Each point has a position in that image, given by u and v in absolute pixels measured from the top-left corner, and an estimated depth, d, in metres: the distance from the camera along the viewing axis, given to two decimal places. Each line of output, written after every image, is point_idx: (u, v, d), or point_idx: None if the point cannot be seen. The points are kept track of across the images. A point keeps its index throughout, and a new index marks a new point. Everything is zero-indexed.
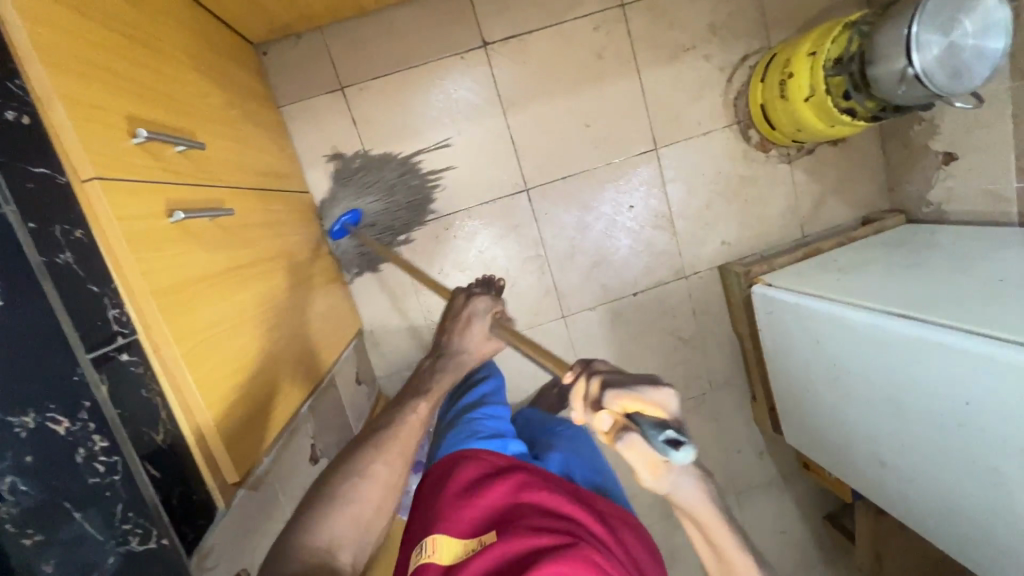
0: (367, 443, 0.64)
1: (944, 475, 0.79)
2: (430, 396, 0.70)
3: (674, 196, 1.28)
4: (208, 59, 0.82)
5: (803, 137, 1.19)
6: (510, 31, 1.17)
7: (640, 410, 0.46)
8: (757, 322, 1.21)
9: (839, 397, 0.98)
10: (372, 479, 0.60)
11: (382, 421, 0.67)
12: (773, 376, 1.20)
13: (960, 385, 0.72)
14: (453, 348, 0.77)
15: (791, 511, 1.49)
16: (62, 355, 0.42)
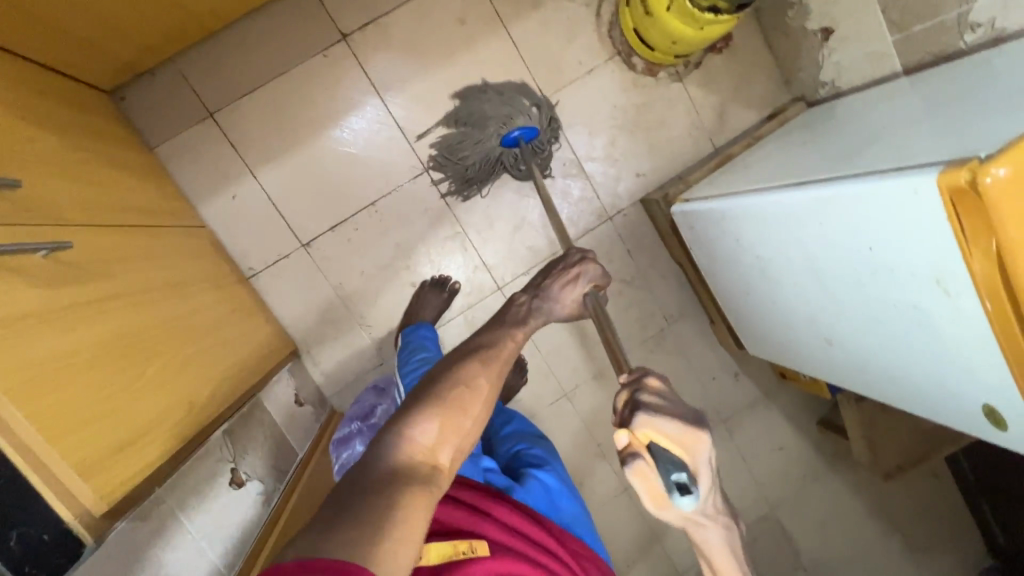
0: (471, 355, 0.60)
1: (878, 330, 0.78)
2: (523, 328, 0.68)
3: (577, 141, 1.26)
4: (32, 106, 0.78)
5: (682, 50, 1.17)
6: (366, 18, 1.16)
7: (665, 444, 0.52)
8: (685, 242, 1.19)
9: (770, 290, 0.96)
10: (476, 391, 0.57)
11: (486, 338, 0.64)
12: (715, 292, 1.17)
13: (861, 232, 0.71)
14: (552, 298, 0.74)
15: (783, 425, 1.46)
16: None
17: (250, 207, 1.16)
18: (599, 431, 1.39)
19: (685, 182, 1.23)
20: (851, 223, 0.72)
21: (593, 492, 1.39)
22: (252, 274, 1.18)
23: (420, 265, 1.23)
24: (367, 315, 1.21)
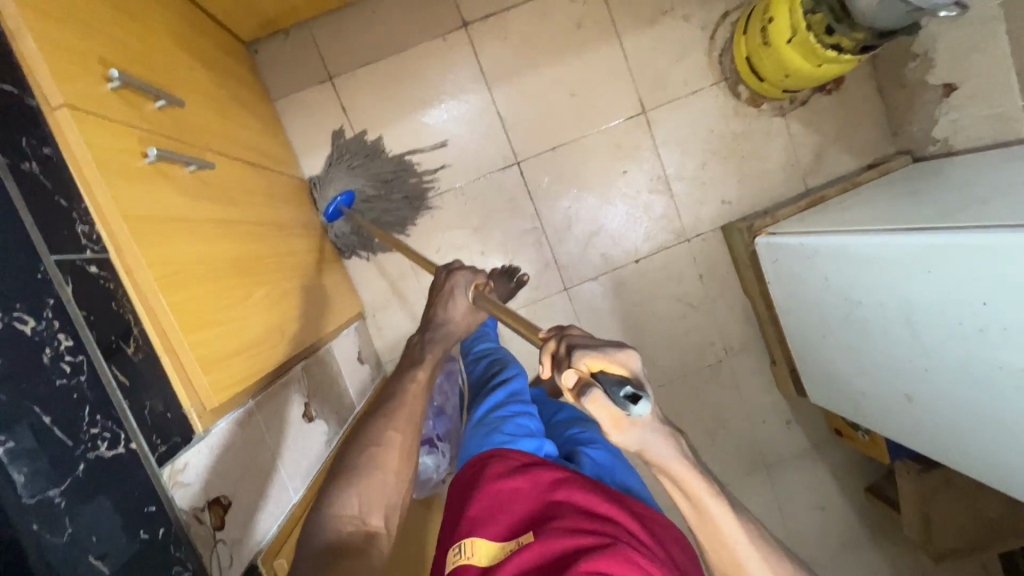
0: (372, 418, 0.61)
1: (974, 392, 0.75)
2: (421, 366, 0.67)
3: (668, 158, 1.27)
4: (192, 41, 0.86)
5: (793, 85, 1.17)
6: (488, 10, 1.21)
7: (603, 367, 0.41)
8: (763, 274, 1.17)
9: (852, 336, 0.94)
10: (388, 446, 0.58)
11: (386, 392, 0.65)
12: (785, 331, 1.15)
13: (975, 286, 0.69)
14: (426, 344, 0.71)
15: (829, 485, 1.40)
16: (26, 253, 0.44)
17: None
18: (637, 450, 1.36)
19: (772, 216, 1.22)
20: (967, 278, 0.70)
21: None
22: None
23: (494, 252, 1.25)
24: None
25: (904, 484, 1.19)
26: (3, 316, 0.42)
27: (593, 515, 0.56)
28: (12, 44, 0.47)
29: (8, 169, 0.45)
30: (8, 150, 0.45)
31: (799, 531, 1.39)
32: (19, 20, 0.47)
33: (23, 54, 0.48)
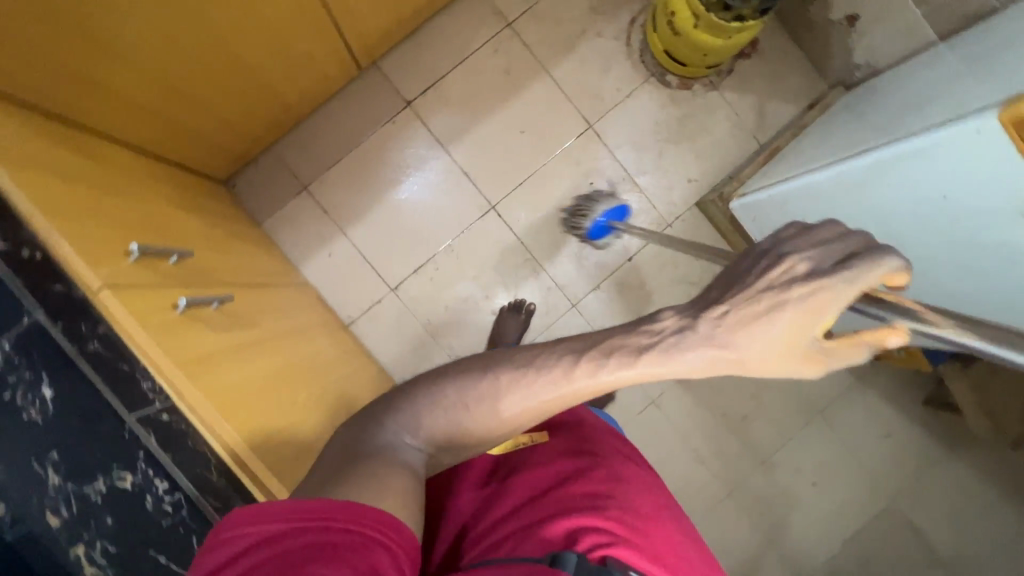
0: (491, 372, 0.49)
1: (981, 281, 0.77)
2: (595, 374, 0.45)
3: (627, 159, 1.35)
4: (182, 198, 0.96)
5: (713, 60, 1.26)
6: (426, 84, 1.32)
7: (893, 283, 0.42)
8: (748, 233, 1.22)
9: None
10: (485, 407, 0.49)
11: (533, 376, 0.47)
12: None
13: (939, 180, 0.74)
14: (730, 307, 0.42)
15: (885, 409, 1.41)
16: (111, 421, 0.55)
17: (344, 262, 1.31)
18: (692, 437, 1.39)
19: (737, 179, 1.29)
20: (932, 173, 0.74)
21: (695, 498, 1.37)
22: (351, 322, 1.30)
23: (499, 293, 1.32)
24: (455, 345, 1.31)
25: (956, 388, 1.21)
26: (106, 481, 0.55)
27: (603, 436, 0.65)
28: (51, 249, 0.55)
29: (80, 355, 0.55)
30: (73, 338, 0.55)
31: (874, 463, 1.40)
32: (52, 228, 0.55)
33: (61, 255, 0.55)
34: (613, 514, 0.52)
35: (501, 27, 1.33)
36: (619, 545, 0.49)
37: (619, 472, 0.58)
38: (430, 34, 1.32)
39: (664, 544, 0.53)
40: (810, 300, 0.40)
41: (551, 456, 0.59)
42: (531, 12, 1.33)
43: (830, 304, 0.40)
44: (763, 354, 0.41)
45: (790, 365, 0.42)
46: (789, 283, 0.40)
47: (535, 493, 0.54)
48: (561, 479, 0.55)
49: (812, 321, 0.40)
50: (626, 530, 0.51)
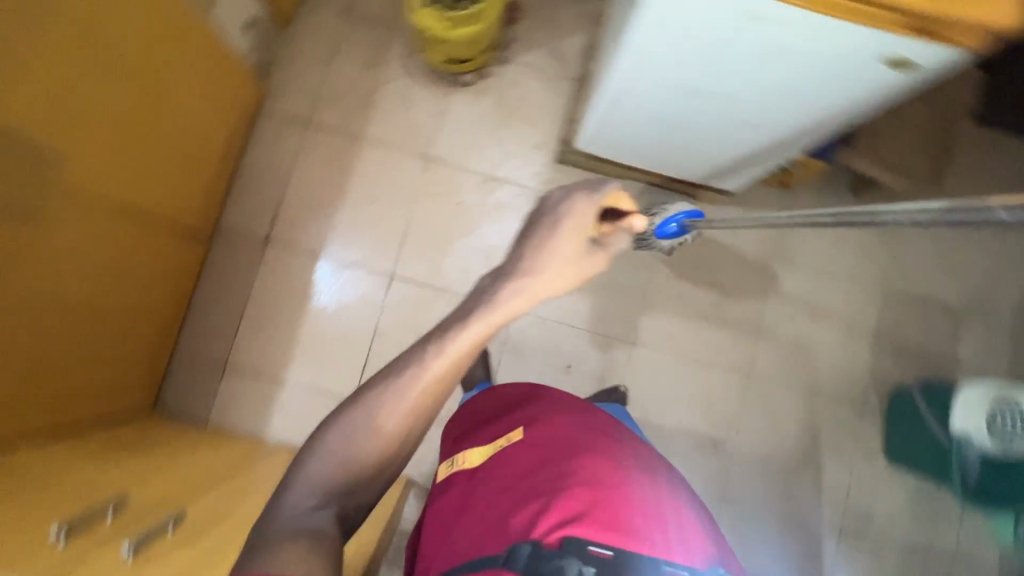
0: (368, 402, 0.71)
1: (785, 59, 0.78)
2: (438, 356, 0.72)
3: (476, 164, 1.40)
4: (108, 453, 0.96)
5: (486, 42, 1.32)
6: (272, 214, 1.36)
7: (617, 200, 0.80)
8: (614, 147, 1.26)
9: (697, 115, 0.99)
10: (371, 431, 0.70)
11: (395, 387, 0.72)
12: (675, 158, 1.21)
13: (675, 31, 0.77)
14: (517, 260, 0.76)
15: (825, 220, 1.45)
16: None
17: (299, 405, 1.31)
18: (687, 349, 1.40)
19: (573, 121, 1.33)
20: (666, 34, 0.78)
21: (723, 398, 1.38)
22: None
23: None
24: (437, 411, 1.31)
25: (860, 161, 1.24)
26: None
27: (576, 429, 0.79)
28: None
29: None
30: None
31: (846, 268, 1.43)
32: None
33: None
34: (572, 502, 0.67)
35: (304, 128, 1.38)
36: (575, 527, 0.64)
37: (582, 465, 0.72)
38: (248, 173, 1.36)
39: (624, 515, 0.67)
40: (573, 217, 0.77)
41: (525, 458, 0.74)
42: (321, 101, 1.39)
43: (589, 211, 0.77)
44: (565, 265, 0.75)
45: (583, 265, 0.77)
46: (563, 211, 0.77)
47: (509, 495, 0.70)
48: (531, 481, 0.71)
49: (579, 228, 0.77)
50: (584, 513, 0.66)
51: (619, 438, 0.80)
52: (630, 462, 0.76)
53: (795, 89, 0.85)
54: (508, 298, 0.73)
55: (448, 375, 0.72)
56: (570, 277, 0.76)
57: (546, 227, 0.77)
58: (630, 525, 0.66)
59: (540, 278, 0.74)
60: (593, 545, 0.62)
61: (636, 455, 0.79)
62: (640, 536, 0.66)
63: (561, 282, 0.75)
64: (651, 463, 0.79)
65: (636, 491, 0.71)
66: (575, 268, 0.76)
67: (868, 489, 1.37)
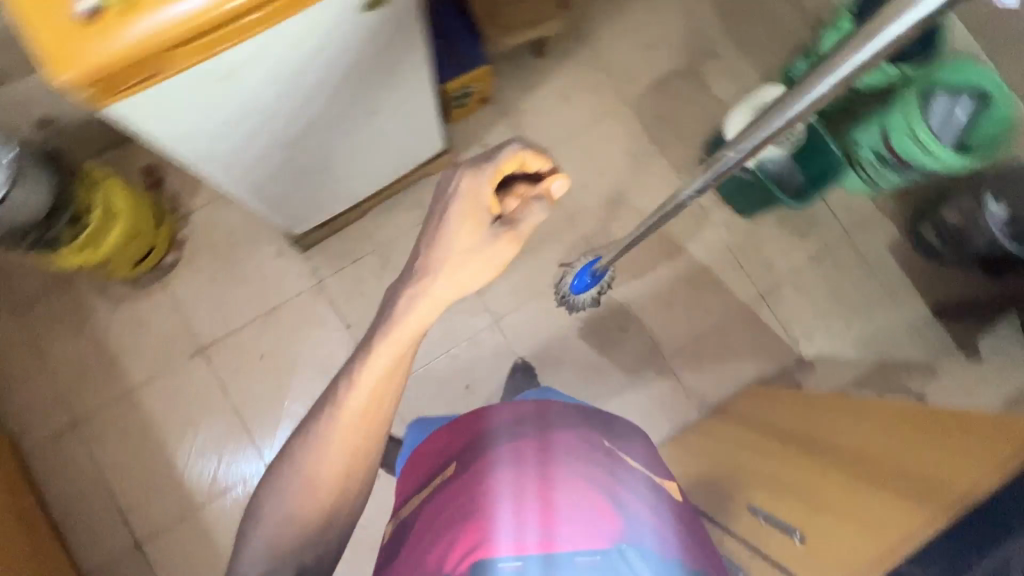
0: (276, 478, 0.72)
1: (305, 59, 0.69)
2: (329, 415, 0.72)
3: (245, 313, 1.33)
4: None
5: (150, 225, 1.25)
6: (124, 518, 1.25)
7: (521, 162, 0.72)
8: (318, 205, 1.17)
9: (324, 139, 0.91)
10: (288, 506, 0.70)
11: (303, 452, 0.72)
12: (366, 169, 1.13)
13: (188, 124, 0.68)
14: (413, 271, 0.74)
15: (539, 95, 1.46)
16: None
17: None
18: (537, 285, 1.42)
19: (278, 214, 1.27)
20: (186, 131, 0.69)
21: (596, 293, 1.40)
22: None
23: None
24: None
25: (496, 31, 1.26)
26: None
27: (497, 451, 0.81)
28: None
29: None
30: None
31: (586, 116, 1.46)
32: None
33: None
34: (472, 531, 0.70)
35: (79, 428, 1.27)
36: (477, 551, 0.67)
37: (483, 486, 0.76)
38: (68, 500, 1.24)
39: (519, 520, 0.71)
40: (467, 194, 0.72)
41: (441, 498, 0.79)
42: (71, 392, 1.28)
43: (481, 185, 0.72)
44: (464, 270, 0.74)
45: (494, 247, 0.74)
46: (452, 194, 0.73)
47: (428, 535, 0.74)
48: (444, 518, 0.75)
49: (475, 210, 0.73)
50: (485, 535, 0.69)
51: (523, 437, 0.84)
52: (529, 463, 0.79)
53: (354, 64, 0.77)
54: (406, 327, 0.73)
55: (373, 404, 0.72)
56: (489, 263, 0.75)
57: (437, 215, 0.73)
58: (523, 529, 0.69)
59: (449, 281, 0.74)
60: (499, 562, 0.66)
61: (540, 449, 0.82)
62: (539, 536, 0.69)
63: (467, 270, 0.74)
64: (556, 448, 0.82)
65: (531, 491, 0.74)
66: (473, 254, 0.73)
67: (747, 252, 1.46)
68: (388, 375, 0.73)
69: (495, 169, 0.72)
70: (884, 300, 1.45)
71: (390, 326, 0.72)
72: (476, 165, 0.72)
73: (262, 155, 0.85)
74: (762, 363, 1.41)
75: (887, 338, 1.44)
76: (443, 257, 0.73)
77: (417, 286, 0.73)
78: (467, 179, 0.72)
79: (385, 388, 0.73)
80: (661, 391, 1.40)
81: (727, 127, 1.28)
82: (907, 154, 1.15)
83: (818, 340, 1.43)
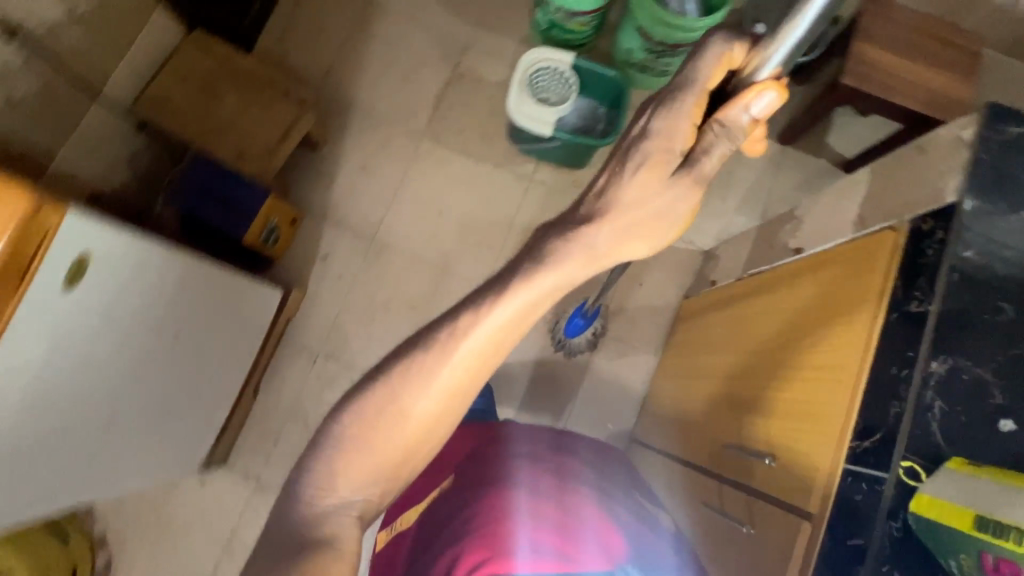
0: (347, 428, 0.60)
1: (53, 347, 0.64)
2: (444, 351, 0.59)
3: (210, 553, 1.23)
4: None
5: (55, 551, 1.13)
6: None
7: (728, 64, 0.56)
8: (197, 440, 1.08)
9: (144, 392, 0.84)
10: (358, 447, 0.60)
11: (377, 398, 0.60)
12: (219, 379, 1.06)
13: None
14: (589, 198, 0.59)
15: (342, 180, 1.40)
16: None
17: None
18: None
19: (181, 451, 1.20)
20: None
21: None
22: None
23: None
24: None
25: (254, 166, 1.15)
26: None
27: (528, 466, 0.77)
28: None
29: None
30: None
31: (394, 172, 1.43)
32: None
33: None
34: (481, 543, 0.66)
35: None
36: (483, 567, 0.65)
37: (490, 501, 0.70)
38: None
39: (534, 539, 0.67)
40: (663, 129, 0.56)
41: (444, 510, 0.74)
42: None
43: (678, 123, 0.56)
44: (632, 212, 0.58)
45: (677, 203, 0.58)
46: (640, 134, 0.57)
47: (433, 551, 0.70)
48: (449, 532, 0.70)
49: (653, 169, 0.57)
50: (496, 553, 0.66)
51: (535, 457, 0.79)
52: (544, 486, 0.73)
53: (116, 315, 0.72)
54: (530, 290, 0.57)
55: (458, 387, 0.60)
56: (668, 221, 0.59)
57: (624, 147, 0.58)
58: (537, 548, 0.66)
59: (613, 237, 0.58)
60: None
61: (556, 473, 0.77)
62: (548, 555, 0.67)
63: (637, 234, 0.59)
64: (573, 473, 0.78)
65: (543, 515, 0.69)
66: (646, 205, 0.58)
67: None
68: (508, 328, 0.59)
69: (700, 90, 0.56)
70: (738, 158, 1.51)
71: (533, 274, 0.57)
72: (726, 41, 0.56)
73: (97, 447, 0.79)
74: (679, 277, 1.44)
75: (758, 188, 1.50)
76: (620, 207, 0.58)
77: (567, 237, 0.58)
78: (724, 44, 0.55)
79: (503, 343, 0.60)
80: (615, 356, 1.41)
81: (515, 112, 1.23)
82: (668, 39, 1.26)
83: (710, 227, 1.47)
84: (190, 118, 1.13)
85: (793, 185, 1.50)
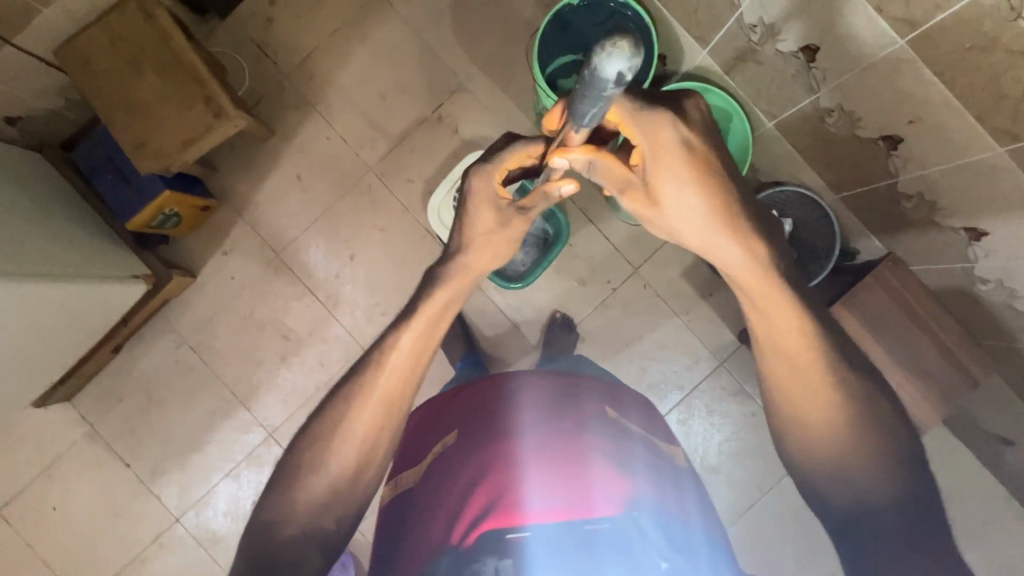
0: (332, 422, 0.68)
1: None
2: (405, 334, 0.71)
3: (30, 468, 1.31)
4: None
5: None
6: None
7: None
8: (19, 388, 1.13)
9: None
10: (348, 433, 0.68)
11: (349, 390, 0.69)
12: (48, 345, 1.08)
13: None
14: (458, 239, 0.76)
15: (271, 180, 1.32)
16: None
17: None
18: (306, 387, 1.31)
19: (47, 394, 1.26)
20: None
21: None
22: None
23: None
24: None
25: (147, 164, 1.07)
26: None
27: (542, 410, 0.75)
28: None
29: None
30: None
31: (326, 193, 1.32)
32: None
33: None
34: (482, 495, 0.67)
35: None
36: (487, 520, 0.64)
37: (491, 458, 0.70)
38: None
39: (548, 492, 0.67)
40: (479, 188, 0.74)
41: (446, 458, 0.73)
42: None
43: None
44: (491, 237, 0.76)
45: (508, 238, 0.77)
46: (467, 191, 0.75)
47: (440, 501, 0.68)
48: (457, 485, 0.69)
49: None
50: (500, 498, 0.66)
51: (544, 407, 0.75)
52: (550, 438, 0.71)
53: None
54: (443, 298, 0.73)
55: (387, 395, 0.69)
56: (509, 243, 0.78)
57: (464, 199, 0.75)
58: (544, 499, 0.66)
59: (480, 254, 0.76)
60: (509, 532, 0.63)
61: (566, 423, 0.73)
62: (560, 506, 0.66)
63: (499, 252, 0.77)
64: (586, 417, 0.74)
65: (552, 469, 0.69)
66: (502, 234, 0.76)
67: (525, 309, 1.34)
68: (419, 340, 0.71)
69: (500, 164, 0.72)
70: (684, 334, 1.33)
71: (429, 302, 0.72)
72: (525, 144, 0.72)
73: None
74: None
75: (690, 374, 1.33)
76: (474, 237, 0.75)
77: (469, 261, 0.75)
78: (518, 149, 0.72)
79: (423, 341, 0.71)
80: None
81: (433, 210, 1.18)
82: None
83: None
84: (109, 89, 1.06)
85: (722, 387, 1.32)
